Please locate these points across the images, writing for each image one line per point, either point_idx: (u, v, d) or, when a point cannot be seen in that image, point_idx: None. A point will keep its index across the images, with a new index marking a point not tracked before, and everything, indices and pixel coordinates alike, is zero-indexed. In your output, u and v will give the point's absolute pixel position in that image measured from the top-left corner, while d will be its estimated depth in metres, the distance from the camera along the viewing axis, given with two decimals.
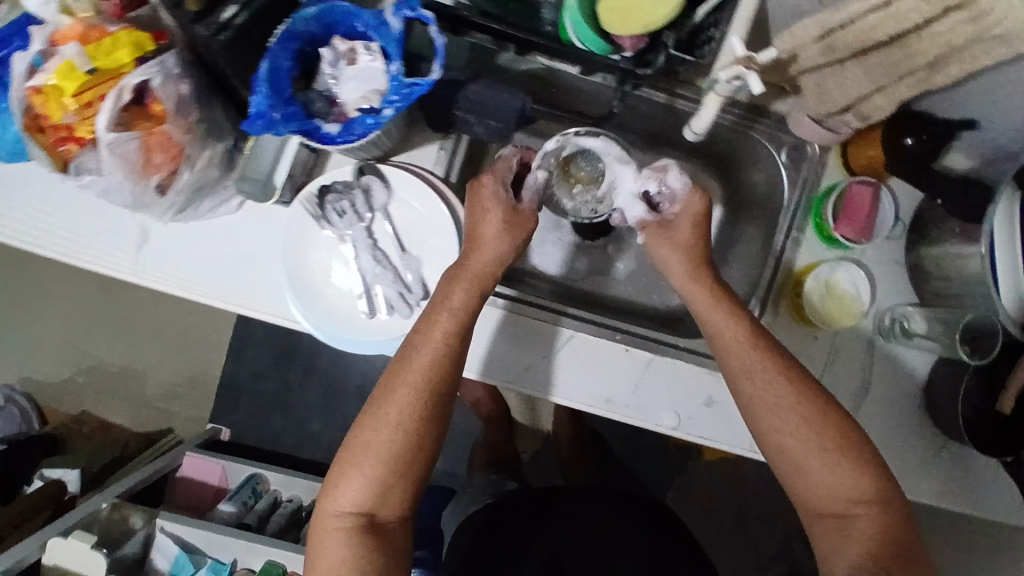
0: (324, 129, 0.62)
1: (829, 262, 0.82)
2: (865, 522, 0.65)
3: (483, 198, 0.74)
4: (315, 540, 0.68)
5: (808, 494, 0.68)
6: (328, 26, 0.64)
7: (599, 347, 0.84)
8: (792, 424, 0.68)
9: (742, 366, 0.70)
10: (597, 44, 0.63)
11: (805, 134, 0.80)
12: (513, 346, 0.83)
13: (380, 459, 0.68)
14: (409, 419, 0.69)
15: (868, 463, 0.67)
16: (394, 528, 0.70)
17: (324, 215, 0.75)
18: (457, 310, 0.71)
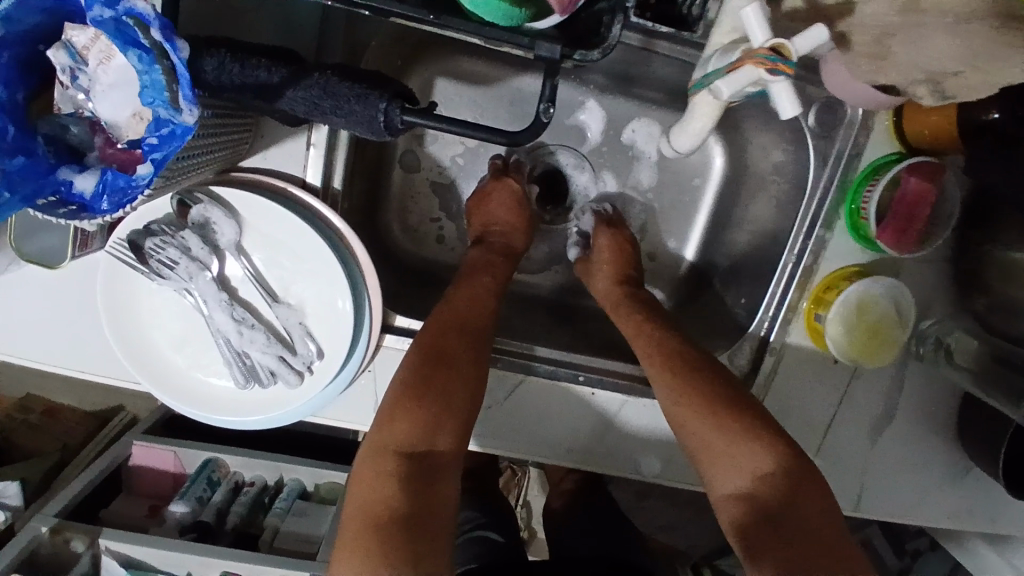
0: (75, 186, 0.39)
1: (863, 280, 0.60)
2: (783, 505, 0.50)
3: (484, 194, 0.71)
4: (358, 479, 0.52)
5: (720, 480, 0.54)
6: (50, 9, 0.38)
7: (560, 396, 0.67)
8: (698, 399, 0.56)
9: (647, 344, 0.62)
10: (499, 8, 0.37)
11: (848, 97, 0.54)
12: (495, 408, 0.66)
13: (420, 387, 0.54)
14: (465, 354, 0.57)
15: (760, 432, 0.53)
16: (446, 481, 0.52)
17: (150, 269, 0.53)
18: (501, 274, 0.66)
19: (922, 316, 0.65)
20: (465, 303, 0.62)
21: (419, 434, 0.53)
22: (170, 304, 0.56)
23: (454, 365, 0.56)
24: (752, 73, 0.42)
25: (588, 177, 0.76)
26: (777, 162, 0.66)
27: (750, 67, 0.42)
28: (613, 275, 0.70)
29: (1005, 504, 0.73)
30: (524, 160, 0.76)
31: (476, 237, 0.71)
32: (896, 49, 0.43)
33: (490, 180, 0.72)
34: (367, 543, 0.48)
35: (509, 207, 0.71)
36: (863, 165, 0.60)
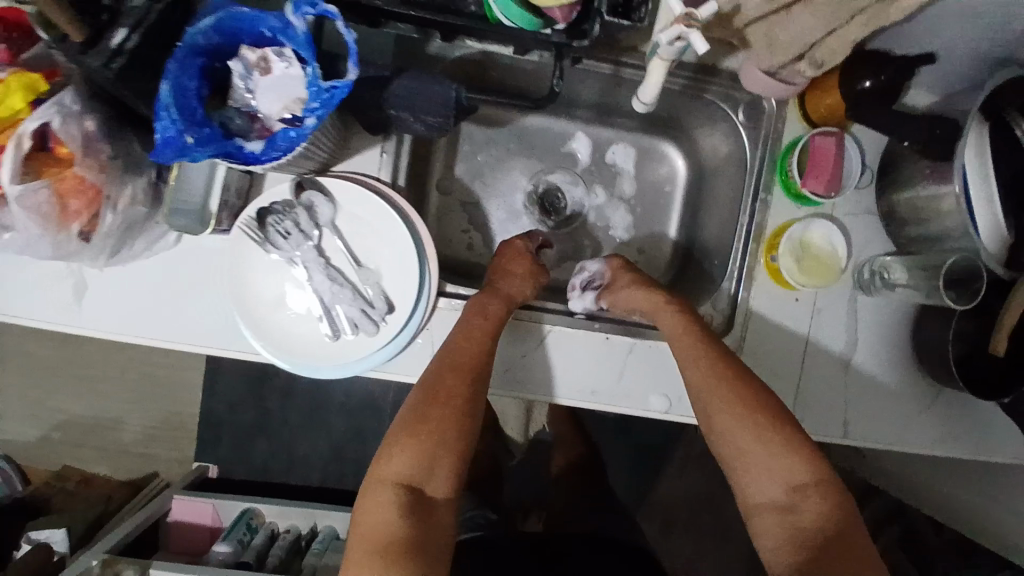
0: (247, 148, 0.58)
1: (802, 221, 0.79)
2: (810, 512, 0.62)
3: (514, 251, 0.84)
4: (365, 499, 0.65)
5: (753, 485, 0.65)
6: (231, 36, 0.59)
7: (573, 340, 0.80)
8: (744, 420, 0.66)
9: (688, 353, 0.72)
10: (525, 20, 0.58)
11: (760, 90, 0.76)
12: (510, 353, 0.80)
13: (428, 430, 0.66)
14: (458, 393, 0.69)
15: (800, 444, 0.65)
16: (440, 512, 0.66)
17: (267, 239, 0.71)
18: (494, 316, 0.74)
19: (860, 258, 0.81)
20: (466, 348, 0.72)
21: (418, 471, 0.66)
22: (276, 275, 0.72)
23: (451, 407, 0.68)
24: (675, 29, 0.54)
25: (582, 190, 0.97)
26: (725, 155, 0.87)
27: (675, 25, 0.54)
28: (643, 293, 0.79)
29: (976, 421, 0.84)
30: (532, 182, 0.97)
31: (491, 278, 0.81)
32: (779, 36, 0.64)
33: (503, 243, 0.87)
34: (372, 561, 0.61)
35: (518, 260, 0.83)
36: (786, 140, 0.80)
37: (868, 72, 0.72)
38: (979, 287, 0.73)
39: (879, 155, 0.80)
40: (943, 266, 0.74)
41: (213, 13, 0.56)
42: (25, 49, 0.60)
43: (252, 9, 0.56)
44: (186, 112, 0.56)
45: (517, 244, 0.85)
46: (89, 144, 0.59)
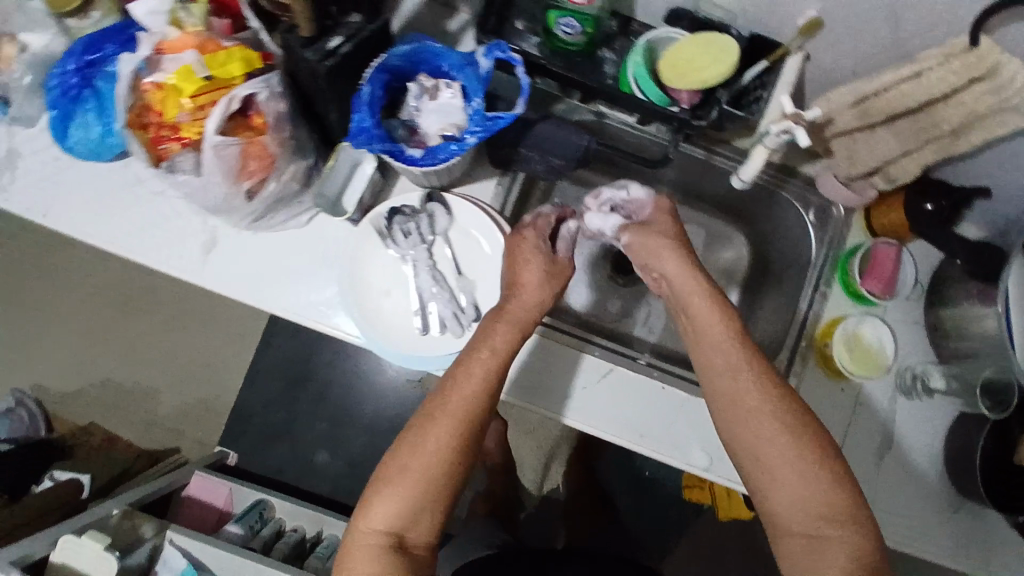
0: (409, 153, 0.69)
1: (856, 316, 0.87)
2: (841, 546, 0.58)
3: (526, 252, 0.77)
4: (348, 547, 0.64)
5: (781, 506, 0.61)
6: (415, 64, 0.71)
7: (609, 373, 0.86)
8: (778, 437, 0.61)
9: (726, 357, 0.66)
10: (654, 93, 0.70)
11: (832, 197, 0.86)
12: (544, 370, 0.86)
13: (414, 481, 0.63)
14: (449, 443, 0.64)
15: (842, 473, 0.60)
16: (422, 559, 0.65)
17: (390, 234, 0.81)
18: (502, 348, 0.70)
19: (905, 363, 0.88)
20: (459, 388, 0.67)
21: (401, 521, 0.63)
22: (387, 267, 0.82)
23: (442, 459, 0.64)
24: (783, 123, 0.66)
25: None
26: (789, 248, 0.96)
27: (785, 120, 0.65)
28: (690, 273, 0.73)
29: (999, 541, 0.87)
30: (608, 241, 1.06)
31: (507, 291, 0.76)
32: (859, 150, 0.74)
33: (511, 240, 0.79)
34: None
35: (529, 266, 0.76)
36: (848, 244, 0.89)
37: (930, 194, 0.81)
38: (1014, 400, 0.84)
39: (930, 271, 0.89)
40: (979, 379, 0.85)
41: (409, 43, 0.69)
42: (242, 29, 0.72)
43: (441, 46, 0.69)
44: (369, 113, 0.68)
45: (529, 237, 0.78)
46: (279, 122, 0.69)
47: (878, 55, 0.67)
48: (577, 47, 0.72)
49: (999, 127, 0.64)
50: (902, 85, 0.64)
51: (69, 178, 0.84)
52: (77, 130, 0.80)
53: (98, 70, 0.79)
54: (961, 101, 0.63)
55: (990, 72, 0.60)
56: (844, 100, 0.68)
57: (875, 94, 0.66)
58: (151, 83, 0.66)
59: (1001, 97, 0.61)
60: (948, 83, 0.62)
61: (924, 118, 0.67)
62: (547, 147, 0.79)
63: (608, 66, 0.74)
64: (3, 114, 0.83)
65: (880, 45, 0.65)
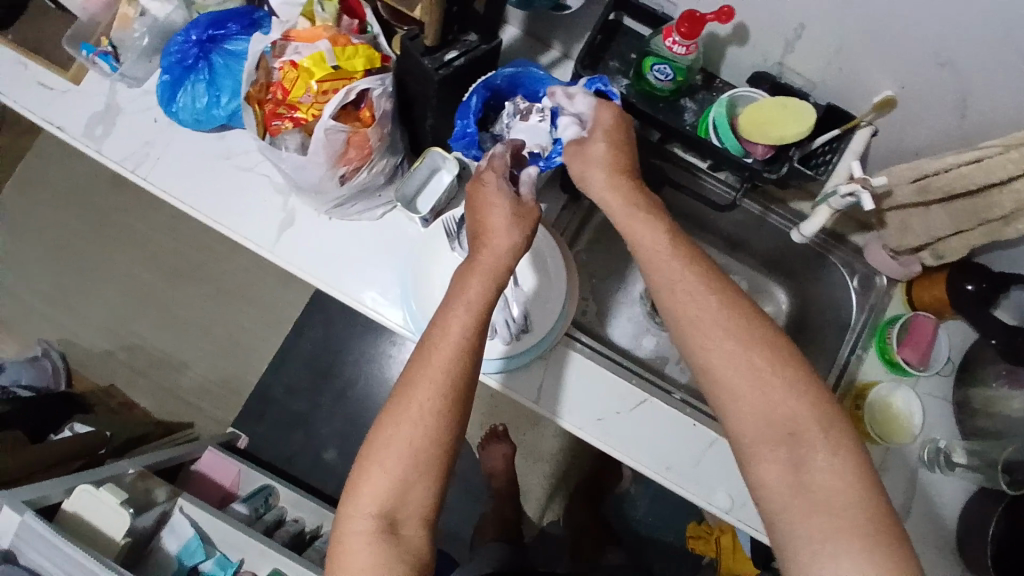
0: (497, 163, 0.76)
1: (887, 383, 0.89)
2: (819, 461, 0.56)
3: (488, 194, 0.71)
4: (342, 535, 0.64)
5: (747, 430, 0.58)
6: (514, 85, 0.79)
7: (597, 372, 0.89)
8: (735, 355, 0.59)
9: (669, 275, 0.63)
10: (731, 143, 0.76)
11: (875, 265, 0.91)
12: (530, 359, 0.89)
13: (400, 453, 0.63)
14: (431, 408, 0.63)
15: (800, 387, 0.58)
16: (420, 531, 0.64)
17: (458, 237, 0.85)
18: (476, 298, 0.66)
19: (928, 434, 0.91)
20: (434, 353, 0.65)
21: (391, 499, 0.63)
22: (451, 268, 0.84)
23: (424, 428, 0.63)
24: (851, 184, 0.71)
25: None
26: (827, 310, 1.00)
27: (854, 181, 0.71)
28: (613, 172, 0.70)
29: None
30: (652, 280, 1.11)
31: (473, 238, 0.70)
32: (913, 223, 0.79)
33: (471, 186, 0.72)
34: None
35: (495, 200, 0.70)
36: (887, 314, 0.93)
37: (972, 277, 0.85)
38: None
39: (963, 351, 0.93)
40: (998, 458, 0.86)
41: (514, 67, 0.76)
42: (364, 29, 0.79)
43: (542, 74, 0.77)
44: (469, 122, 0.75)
45: (488, 179, 0.71)
46: (383, 119, 0.75)
47: (941, 138, 0.73)
48: (664, 93, 0.79)
49: None
50: (962, 168, 0.68)
51: (170, 143, 0.90)
52: (183, 97, 0.86)
53: (214, 45, 0.85)
54: (1015, 190, 0.67)
55: None
56: (905, 176, 0.74)
57: (934, 173, 0.72)
58: (287, 63, 0.72)
59: None
60: (1006, 170, 0.65)
61: (978, 202, 0.71)
62: None
63: (688, 115, 0.81)
64: (112, 70, 0.90)
65: (946, 130, 0.71)
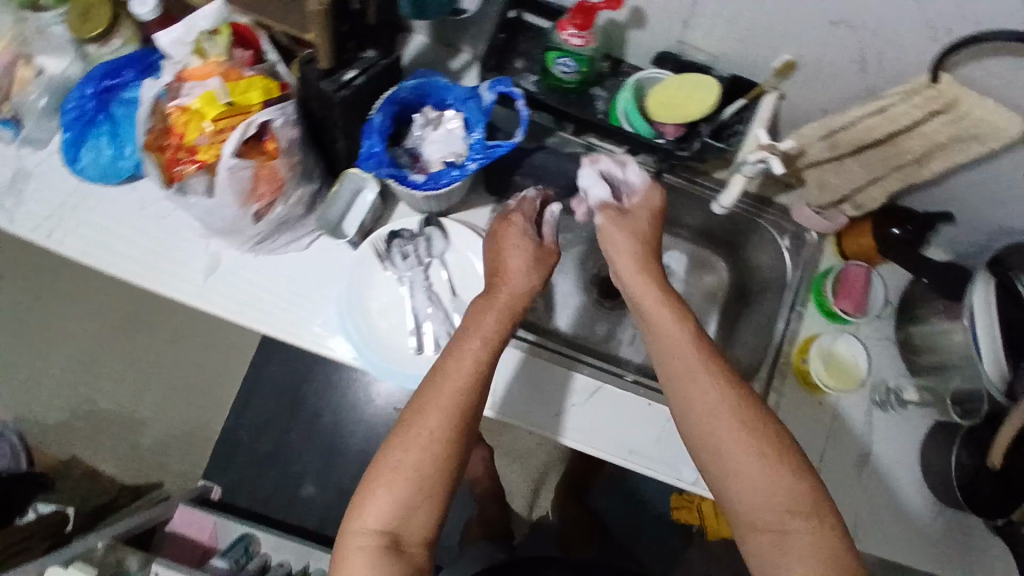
0: (411, 177, 0.73)
1: (830, 334, 0.92)
2: (805, 537, 0.58)
3: (509, 237, 0.76)
4: (339, 556, 0.62)
5: (742, 504, 0.62)
6: (422, 96, 0.76)
7: (599, 391, 0.89)
8: (733, 437, 0.62)
9: (680, 363, 0.67)
10: (643, 126, 0.76)
11: (807, 224, 0.93)
12: (527, 384, 0.89)
13: (406, 479, 0.62)
14: (442, 435, 0.63)
15: (796, 465, 0.61)
16: (420, 556, 0.63)
17: (388, 256, 0.84)
18: (494, 329, 0.69)
19: (878, 377, 0.93)
20: (446, 377, 0.65)
21: (394, 521, 0.62)
22: (384, 287, 0.84)
23: (434, 454, 0.62)
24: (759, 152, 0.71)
25: None
26: (767, 271, 1.01)
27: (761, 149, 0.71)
28: (632, 251, 0.74)
29: (978, 547, 0.91)
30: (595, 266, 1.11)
31: (491, 274, 0.75)
32: (831, 180, 0.80)
33: (496, 224, 0.78)
34: None
35: (512, 238, 0.76)
36: (821, 267, 0.95)
37: (899, 221, 0.88)
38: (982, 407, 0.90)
39: (900, 292, 0.95)
40: (948, 389, 0.91)
41: (417, 78, 0.73)
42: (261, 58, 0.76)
43: (446, 81, 0.74)
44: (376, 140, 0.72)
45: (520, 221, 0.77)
46: (290, 148, 0.72)
47: (846, 95, 0.73)
48: (571, 85, 0.78)
49: (958, 155, 0.69)
50: (866, 120, 0.69)
51: (77, 202, 0.85)
52: (88, 154, 0.85)
53: (113, 95, 0.86)
54: (924, 134, 0.68)
55: (949, 107, 0.64)
56: (816, 133, 0.74)
57: (844, 128, 0.72)
58: (179, 107, 0.70)
59: (961, 127, 0.65)
60: (910, 117, 0.67)
61: (888, 149, 0.72)
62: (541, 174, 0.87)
63: (600, 103, 0.80)
64: (14, 136, 0.86)
65: (849, 87, 0.71)
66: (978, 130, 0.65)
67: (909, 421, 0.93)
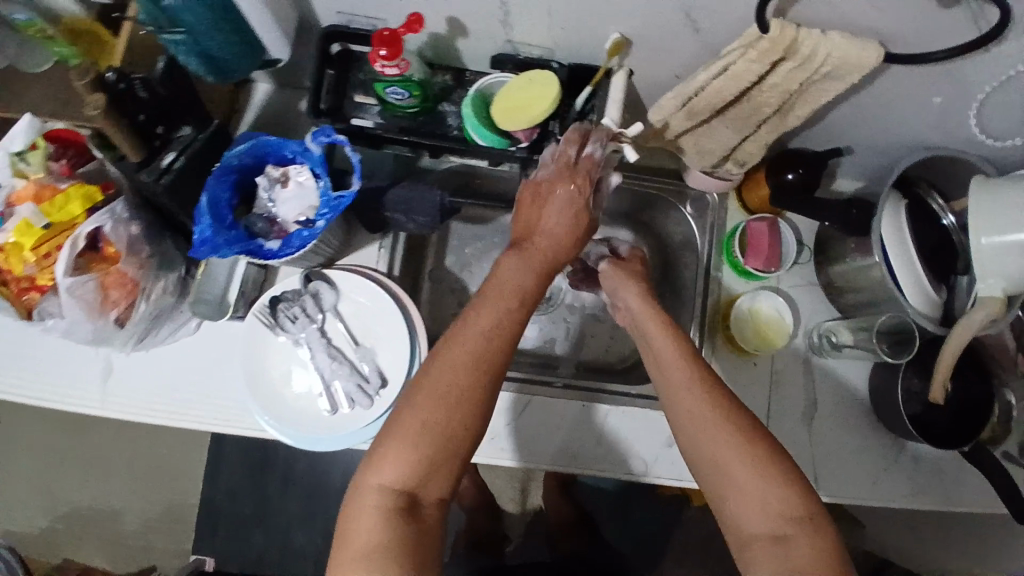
0: (266, 246, 0.69)
1: (749, 293, 0.90)
2: (802, 541, 0.58)
3: (545, 188, 0.69)
4: (349, 513, 0.58)
5: (742, 516, 0.61)
6: (260, 157, 0.72)
7: (615, 417, 0.88)
8: (733, 446, 0.63)
9: (677, 379, 0.68)
10: (494, 139, 0.72)
11: (701, 188, 0.91)
12: (538, 424, 0.87)
13: (430, 433, 0.59)
14: (474, 384, 0.60)
15: (792, 479, 0.61)
16: (432, 516, 0.59)
17: (277, 323, 0.81)
18: (531, 279, 0.65)
19: (810, 324, 0.92)
20: (480, 321, 0.62)
21: (413, 480, 0.58)
22: (282, 354, 0.81)
23: (464, 407, 0.59)
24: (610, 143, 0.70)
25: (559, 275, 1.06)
26: (681, 238, 0.98)
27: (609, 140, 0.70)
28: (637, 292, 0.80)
29: (942, 472, 0.89)
30: None
31: (523, 231, 0.68)
32: (704, 143, 0.76)
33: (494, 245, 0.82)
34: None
35: (556, 188, 0.69)
36: (728, 227, 0.93)
37: (791, 166, 0.84)
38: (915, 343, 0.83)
39: (812, 234, 0.93)
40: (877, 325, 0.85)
41: (245, 141, 0.69)
42: (82, 163, 0.72)
43: (278, 137, 0.70)
44: (218, 217, 0.68)
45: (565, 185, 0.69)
46: (132, 245, 0.70)
47: (693, 58, 0.68)
48: (411, 110, 0.74)
49: (818, 97, 0.65)
50: (715, 82, 0.64)
51: None
52: None
53: None
54: (773, 84, 0.62)
55: (788, 53, 0.58)
56: (671, 105, 0.70)
57: (695, 94, 0.67)
58: None
59: (809, 70, 0.60)
60: (753, 72, 0.61)
61: (747, 104, 0.67)
62: (411, 208, 0.78)
63: (450, 118, 0.76)
64: None
65: (692, 48, 0.66)
66: (829, 68, 0.60)
67: (849, 361, 0.91)
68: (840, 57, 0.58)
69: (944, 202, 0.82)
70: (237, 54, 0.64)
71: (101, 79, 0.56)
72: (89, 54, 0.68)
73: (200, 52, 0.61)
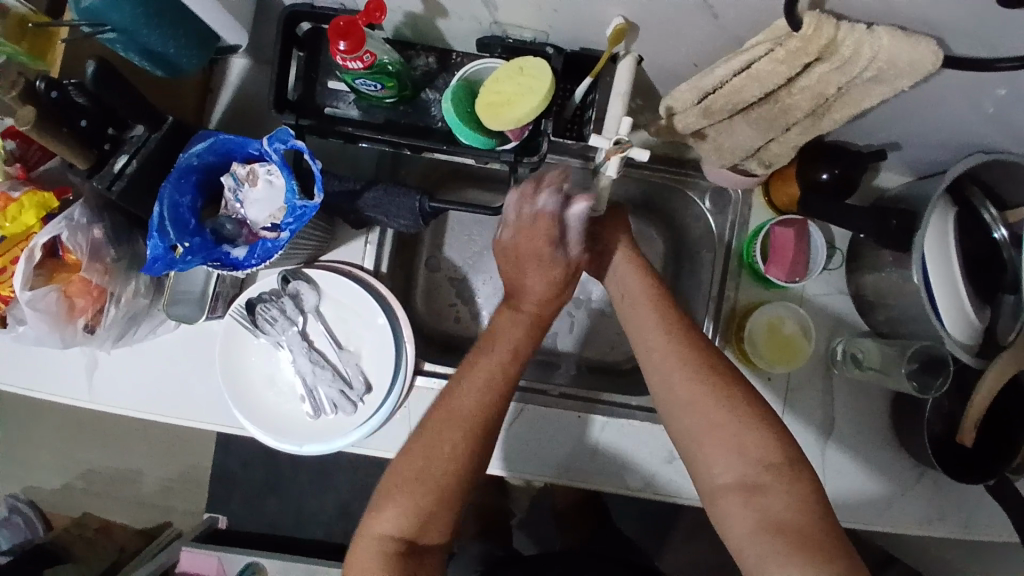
0: (233, 254, 0.63)
1: (770, 302, 0.81)
2: (780, 492, 0.55)
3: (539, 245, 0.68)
4: (353, 559, 0.59)
5: (714, 464, 0.58)
6: (225, 154, 0.65)
7: (626, 431, 0.83)
8: (703, 387, 0.60)
9: (644, 323, 0.66)
10: (478, 139, 0.63)
11: (725, 183, 0.80)
12: (540, 439, 0.82)
13: (431, 486, 0.59)
14: (469, 440, 0.60)
15: (770, 422, 0.58)
16: (435, 558, 0.60)
17: (256, 326, 0.77)
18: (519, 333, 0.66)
19: (833, 337, 0.83)
20: (474, 381, 0.62)
21: (415, 525, 0.59)
22: (264, 357, 0.78)
23: (462, 457, 0.60)
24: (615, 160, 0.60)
25: None
26: (698, 234, 0.89)
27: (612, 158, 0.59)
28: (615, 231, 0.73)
29: (971, 501, 0.81)
30: None
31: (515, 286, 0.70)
32: (723, 141, 0.66)
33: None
34: None
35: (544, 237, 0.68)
36: (751, 226, 0.84)
37: (826, 164, 0.74)
38: (945, 381, 0.73)
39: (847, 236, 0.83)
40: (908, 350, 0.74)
41: (205, 139, 0.63)
42: (41, 162, 0.71)
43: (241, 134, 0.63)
44: (180, 224, 0.63)
45: (552, 253, 0.68)
46: (94, 251, 0.68)
47: (709, 46, 0.58)
48: (388, 100, 0.65)
49: (860, 101, 0.55)
50: (733, 81, 0.55)
51: None
52: None
53: None
54: (805, 87, 0.53)
55: (824, 53, 0.49)
56: (687, 98, 0.60)
57: (713, 90, 0.58)
58: None
59: (848, 74, 0.50)
60: (780, 74, 0.52)
61: (774, 106, 0.57)
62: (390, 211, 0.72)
63: (435, 108, 0.67)
64: None
65: (709, 36, 0.56)
66: (873, 72, 0.50)
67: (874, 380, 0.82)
68: (888, 59, 0.48)
69: (998, 212, 0.72)
70: (180, 51, 0.63)
71: (31, 88, 0.56)
72: (37, 54, 0.68)
73: (141, 49, 0.61)
